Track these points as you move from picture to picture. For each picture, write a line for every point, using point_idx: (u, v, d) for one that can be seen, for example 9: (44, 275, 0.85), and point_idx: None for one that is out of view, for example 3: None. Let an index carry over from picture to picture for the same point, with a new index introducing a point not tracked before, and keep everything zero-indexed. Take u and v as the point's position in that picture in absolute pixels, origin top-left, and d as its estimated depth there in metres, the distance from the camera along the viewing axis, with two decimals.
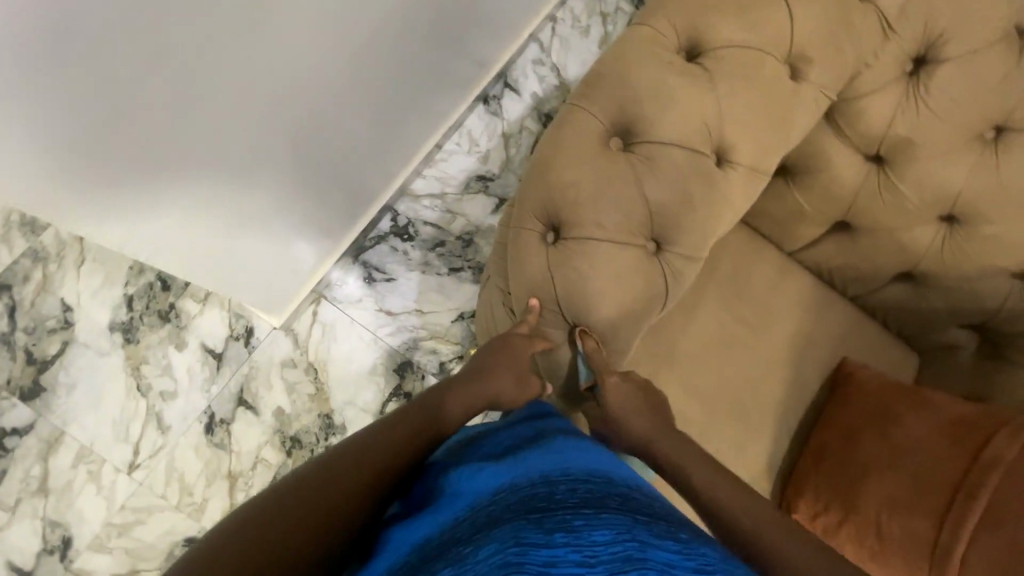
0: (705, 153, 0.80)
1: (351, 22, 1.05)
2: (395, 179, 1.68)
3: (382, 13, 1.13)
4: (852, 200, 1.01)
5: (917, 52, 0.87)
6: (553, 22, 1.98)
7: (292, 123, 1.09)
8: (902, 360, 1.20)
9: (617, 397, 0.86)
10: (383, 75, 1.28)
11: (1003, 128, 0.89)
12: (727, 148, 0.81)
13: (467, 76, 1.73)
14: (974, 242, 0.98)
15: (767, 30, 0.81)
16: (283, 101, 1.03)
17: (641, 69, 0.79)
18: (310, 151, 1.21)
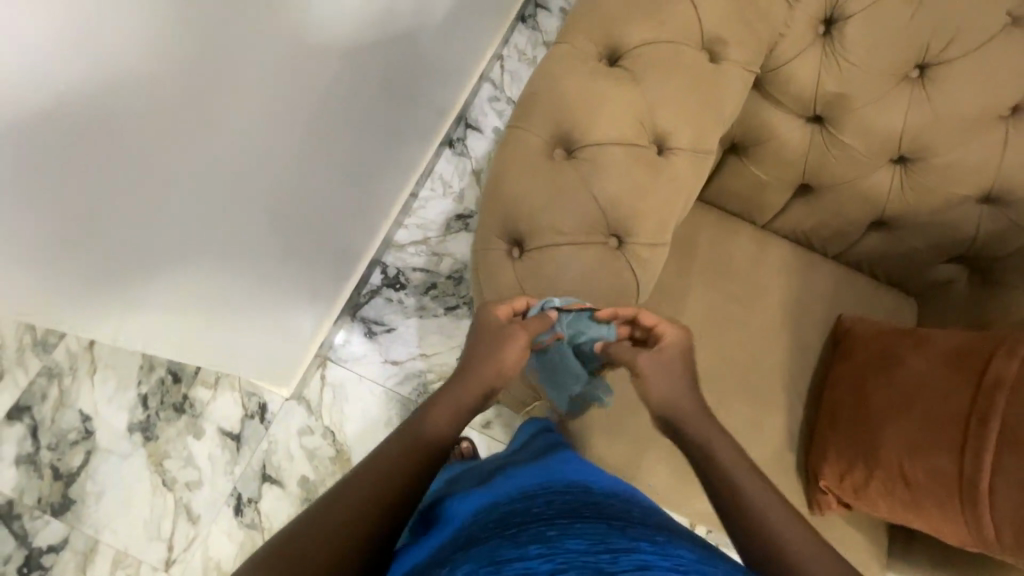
0: (645, 144, 0.85)
1: (314, 100, 1.13)
2: (377, 234, 1.74)
3: (342, 87, 1.21)
4: (804, 161, 1.06)
5: (825, 15, 0.91)
6: (501, 60, 2.12)
7: (268, 202, 1.16)
8: (899, 307, 1.20)
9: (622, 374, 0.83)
10: (349, 142, 1.36)
11: (925, 66, 0.92)
12: (666, 136, 0.85)
13: (429, 124, 1.82)
14: (931, 177, 0.99)
15: (678, 24, 0.86)
16: (257, 184, 1.09)
17: (568, 82, 0.84)
18: (290, 224, 1.27)
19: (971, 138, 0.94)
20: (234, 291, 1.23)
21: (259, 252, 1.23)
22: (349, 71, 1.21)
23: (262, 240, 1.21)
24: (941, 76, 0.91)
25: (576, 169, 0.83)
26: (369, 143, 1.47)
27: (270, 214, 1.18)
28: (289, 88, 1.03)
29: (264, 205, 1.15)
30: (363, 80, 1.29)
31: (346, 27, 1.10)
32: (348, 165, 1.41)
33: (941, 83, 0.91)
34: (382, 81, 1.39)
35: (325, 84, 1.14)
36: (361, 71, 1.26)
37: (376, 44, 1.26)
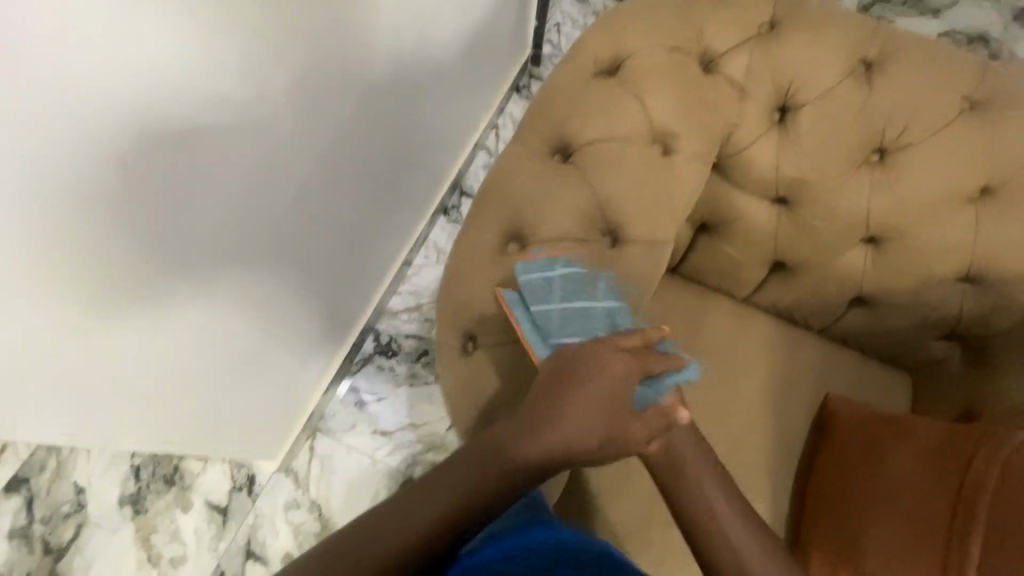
0: (596, 238, 0.86)
1: (347, 164, 1.10)
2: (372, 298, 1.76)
3: (375, 148, 1.19)
4: (774, 241, 1.05)
5: (776, 103, 0.92)
6: (496, 129, 2.19)
7: (301, 270, 1.13)
8: (888, 384, 1.15)
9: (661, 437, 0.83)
10: (375, 200, 1.33)
11: (884, 149, 0.91)
12: (617, 228, 0.87)
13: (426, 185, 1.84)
14: (904, 257, 0.96)
15: (628, 120, 0.88)
16: (295, 255, 1.07)
17: (521, 179, 0.87)
18: (316, 286, 1.24)
19: (939, 220, 0.92)
20: (262, 364, 1.22)
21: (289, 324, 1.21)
22: (383, 129, 1.18)
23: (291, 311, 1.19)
24: (900, 160, 0.90)
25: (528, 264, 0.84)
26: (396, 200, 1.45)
27: (300, 284, 1.16)
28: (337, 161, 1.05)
29: (297, 275, 1.12)
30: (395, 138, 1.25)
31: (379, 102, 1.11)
32: (372, 223, 1.37)
33: (900, 167, 0.90)
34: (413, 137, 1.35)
35: (359, 147, 1.11)
36: (394, 128, 1.23)
37: (409, 102, 1.23)
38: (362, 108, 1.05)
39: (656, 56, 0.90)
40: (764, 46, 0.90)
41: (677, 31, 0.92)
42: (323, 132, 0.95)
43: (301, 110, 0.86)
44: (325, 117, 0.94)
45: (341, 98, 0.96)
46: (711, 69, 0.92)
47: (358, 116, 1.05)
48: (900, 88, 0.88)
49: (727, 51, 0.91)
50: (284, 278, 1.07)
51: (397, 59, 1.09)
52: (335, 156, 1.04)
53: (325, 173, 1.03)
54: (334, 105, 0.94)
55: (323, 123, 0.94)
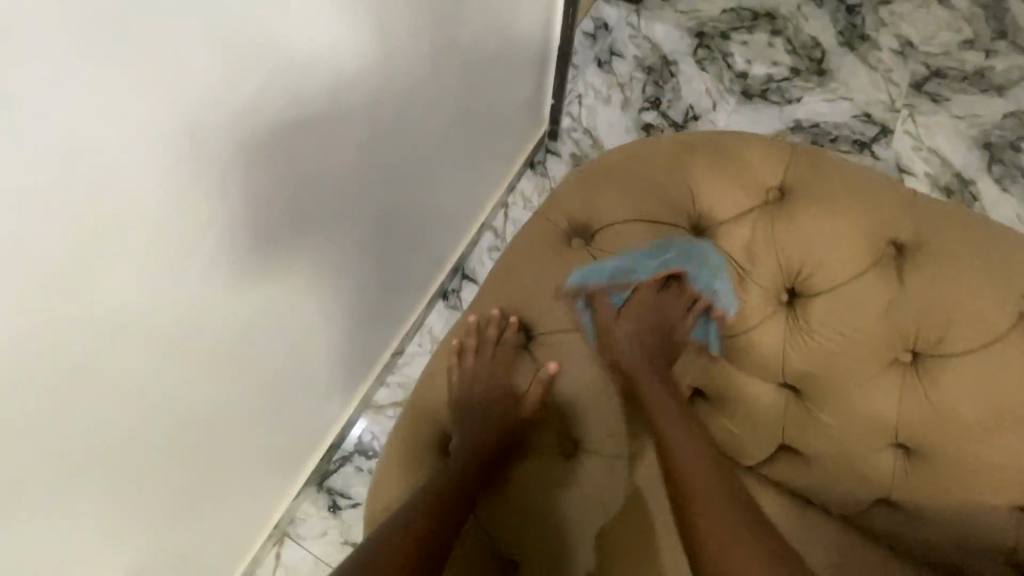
0: (552, 448, 0.75)
1: (355, 217, 0.96)
2: (372, 371, 1.67)
3: (391, 198, 1.04)
4: (782, 427, 0.87)
5: (783, 284, 0.77)
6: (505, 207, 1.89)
7: (284, 349, 1.00)
8: None
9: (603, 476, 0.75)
10: (399, 248, 1.21)
11: (918, 351, 0.74)
12: (578, 436, 0.75)
13: (432, 255, 1.66)
14: (944, 473, 0.78)
15: (596, 308, 0.77)
16: (268, 344, 0.94)
17: (469, 366, 0.77)
18: (319, 347, 1.11)
19: (987, 441, 0.74)
20: (220, 498, 1.08)
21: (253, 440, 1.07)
22: (401, 178, 1.03)
23: (262, 421, 1.06)
24: (935, 369, 0.73)
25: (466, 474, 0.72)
26: (415, 253, 1.31)
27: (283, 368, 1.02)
28: (323, 259, 0.94)
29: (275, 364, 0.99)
30: (418, 182, 1.11)
31: (369, 214, 1.00)
32: (394, 270, 1.26)
33: (936, 376, 0.73)
34: (436, 183, 1.20)
35: (369, 203, 0.98)
36: (413, 175, 1.07)
37: (428, 149, 1.07)
38: (361, 175, 0.90)
39: (638, 226, 0.78)
40: (770, 220, 0.76)
41: (665, 195, 0.79)
42: (304, 205, 0.81)
43: (347, 169, 0.85)
44: (302, 195, 0.79)
45: (327, 169, 0.81)
46: (704, 241, 0.78)
47: (362, 175, 0.90)
48: (941, 285, 0.71)
49: (724, 221, 0.77)
50: (256, 375, 0.96)
51: (407, 113, 0.92)
52: (332, 218, 0.90)
53: (316, 242, 0.90)
54: (311, 181, 0.79)
55: (299, 204, 0.79)
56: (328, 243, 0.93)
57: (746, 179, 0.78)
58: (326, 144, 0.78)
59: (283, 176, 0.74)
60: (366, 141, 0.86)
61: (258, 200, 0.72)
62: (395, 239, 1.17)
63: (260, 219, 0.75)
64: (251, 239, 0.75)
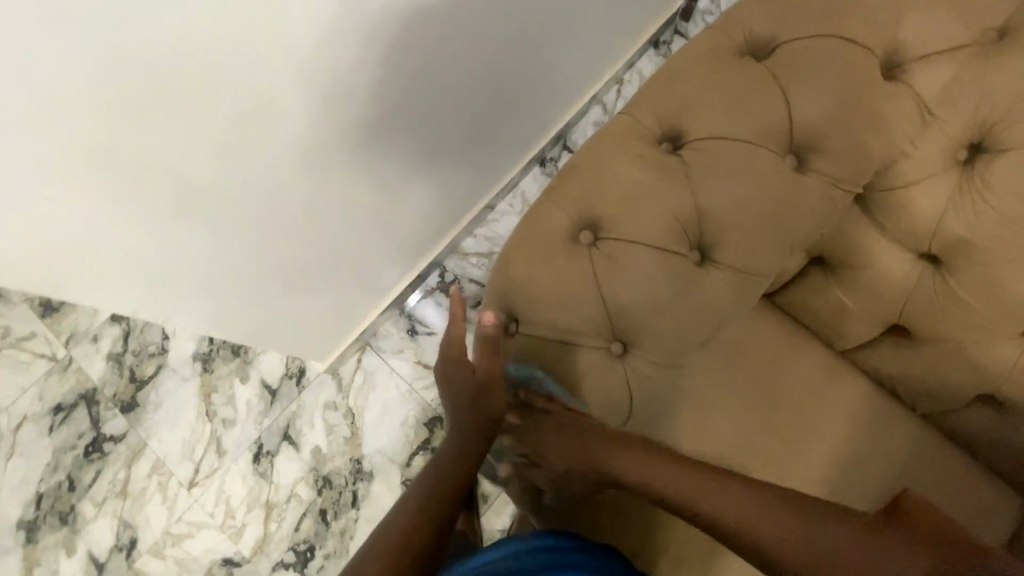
0: (680, 252, 0.74)
1: (458, 98, 1.11)
2: (456, 227, 1.73)
3: (488, 89, 1.18)
4: (903, 302, 0.86)
5: (969, 140, 0.72)
6: (620, 83, 1.79)
7: (379, 164, 1.07)
8: (992, 505, 0.95)
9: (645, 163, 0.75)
10: (501, 84, 1.22)
11: None
12: (711, 248, 0.74)
13: (546, 114, 1.62)
14: None
15: (761, 121, 0.72)
16: (380, 155, 1.04)
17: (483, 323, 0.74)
18: (406, 186, 1.24)
19: None
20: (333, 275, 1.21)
21: (339, 224, 1.15)
22: (501, 72, 1.17)
23: (353, 210, 1.14)
24: None
25: (593, 259, 0.74)
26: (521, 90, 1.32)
27: (378, 173, 1.09)
28: (459, 36, 0.95)
29: (377, 169, 1.08)
30: (514, 79, 1.24)
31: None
32: (479, 147, 1.40)
33: None
34: (532, 77, 1.32)
35: (472, 88, 1.12)
36: (513, 71, 1.21)
37: (528, 48, 1.19)
38: None
39: (831, 46, 0.71)
40: (980, 62, 0.69)
41: (867, 16, 0.71)
42: (432, 68, 0.95)
43: None
44: (434, 59, 0.94)
45: (453, 47, 0.96)
46: (896, 79, 0.72)
47: (472, 61, 1.04)
48: None
49: (928, 55, 0.70)
50: (360, 162, 1.02)
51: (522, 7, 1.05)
52: (443, 95, 1.05)
53: (428, 108, 1.05)
54: (443, 46, 0.93)
55: (429, 67, 0.94)
56: (470, 25, 0.96)
57: (961, 14, 0.70)
58: (460, 18, 0.92)
59: (432, 32, 0.88)
60: (483, 25, 0.98)
61: (415, 46, 0.87)
62: (517, 47, 1.15)
63: (404, 54, 0.87)
64: (398, 79, 0.90)
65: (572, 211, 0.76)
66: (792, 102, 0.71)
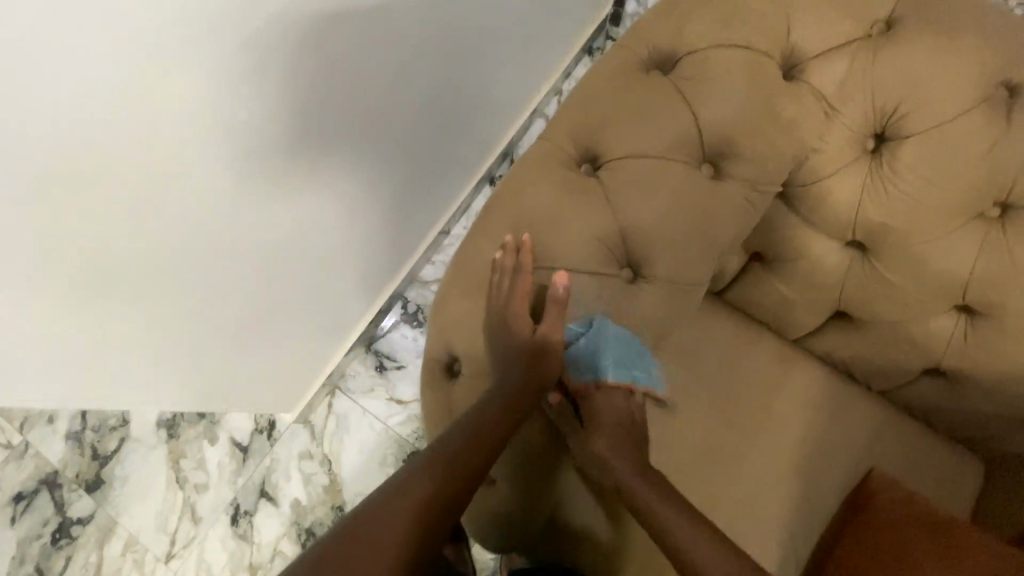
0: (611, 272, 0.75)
1: (401, 118, 1.08)
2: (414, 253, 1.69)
3: (430, 105, 1.15)
4: (839, 289, 0.87)
5: (872, 130, 0.73)
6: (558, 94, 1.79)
7: (321, 199, 1.03)
8: (953, 475, 0.97)
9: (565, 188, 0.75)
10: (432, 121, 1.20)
11: (1008, 204, 0.71)
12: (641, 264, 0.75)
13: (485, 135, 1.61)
14: (1002, 336, 0.79)
15: (671, 135, 0.73)
16: (318, 191, 1.00)
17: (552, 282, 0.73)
18: (352, 220, 1.20)
19: None
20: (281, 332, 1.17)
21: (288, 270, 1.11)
22: (442, 87, 1.14)
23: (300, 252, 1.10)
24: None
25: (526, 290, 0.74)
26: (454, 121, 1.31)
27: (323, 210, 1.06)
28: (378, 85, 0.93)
29: (321, 207, 1.05)
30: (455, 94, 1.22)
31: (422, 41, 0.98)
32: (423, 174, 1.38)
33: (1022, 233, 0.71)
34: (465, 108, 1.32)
35: (414, 107, 1.09)
36: (455, 85, 1.18)
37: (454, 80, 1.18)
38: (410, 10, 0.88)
39: (729, 52, 0.72)
40: (871, 53, 0.71)
41: (759, 20, 0.72)
42: (371, 90, 0.92)
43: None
44: (372, 81, 0.90)
45: (390, 66, 0.92)
46: (795, 78, 0.73)
47: (411, 77, 1.01)
48: None
49: (821, 53, 0.72)
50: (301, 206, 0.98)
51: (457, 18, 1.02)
52: (383, 117, 1.02)
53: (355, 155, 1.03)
54: (380, 65, 0.89)
55: (366, 91, 0.91)
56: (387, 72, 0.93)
57: (848, 10, 0.72)
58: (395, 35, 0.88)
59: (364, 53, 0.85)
60: (419, 39, 0.95)
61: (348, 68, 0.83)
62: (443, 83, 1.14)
63: (335, 91, 0.84)
64: (337, 105, 0.86)
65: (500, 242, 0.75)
66: (699, 112, 0.72)
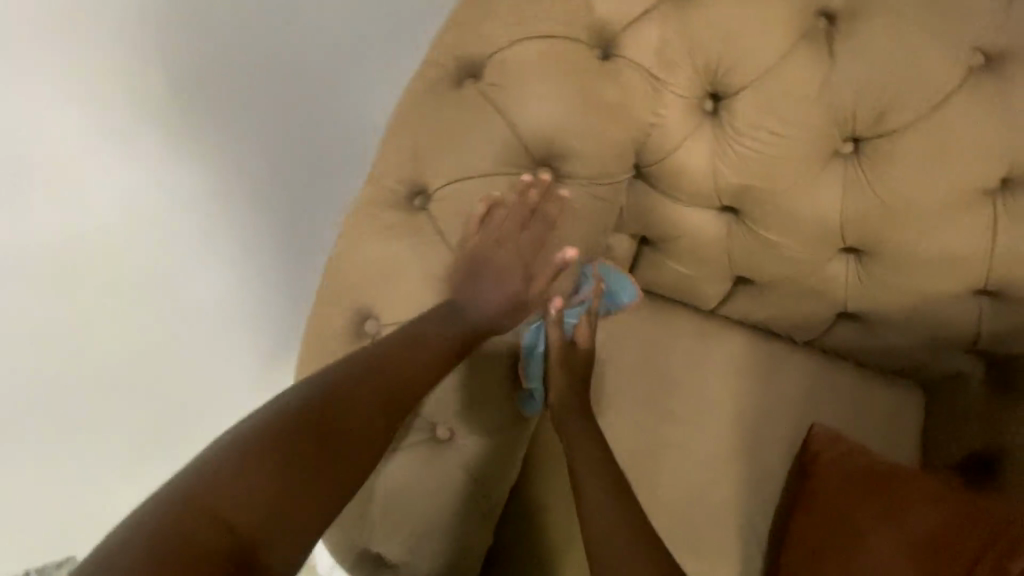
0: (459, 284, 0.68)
1: (258, 107, 0.80)
2: None
3: (309, 93, 0.83)
4: (726, 256, 0.82)
5: (703, 91, 0.67)
6: None
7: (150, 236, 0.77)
8: (894, 415, 0.93)
9: (397, 230, 0.67)
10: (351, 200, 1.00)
11: (859, 138, 0.66)
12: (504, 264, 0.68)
13: None
14: (894, 272, 0.74)
15: (491, 146, 0.66)
16: (146, 223, 0.76)
17: (472, 237, 0.67)
18: (228, 295, 0.86)
19: (945, 228, 0.68)
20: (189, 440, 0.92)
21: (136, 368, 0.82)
22: (325, 65, 0.83)
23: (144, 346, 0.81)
24: (879, 152, 0.65)
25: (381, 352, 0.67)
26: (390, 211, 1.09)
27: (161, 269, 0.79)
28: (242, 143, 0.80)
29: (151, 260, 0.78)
30: (350, 74, 0.85)
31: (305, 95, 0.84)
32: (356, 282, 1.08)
33: (880, 165, 0.66)
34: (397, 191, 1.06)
35: (277, 93, 0.81)
36: (348, 62, 0.84)
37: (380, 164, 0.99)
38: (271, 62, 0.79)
39: (531, 45, 0.65)
40: (679, 13, 0.64)
41: (555, 6, 0.66)
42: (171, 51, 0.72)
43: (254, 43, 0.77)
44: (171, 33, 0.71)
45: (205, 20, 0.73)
46: (610, 57, 0.67)
47: (253, 43, 0.77)
48: (879, 55, 0.61)
49: (629, 22, 0.65)
50: (117, 249, 0.76)
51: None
52: (221, 102, 0.77)
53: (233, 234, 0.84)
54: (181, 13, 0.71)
55: (189, 71, 0.73)
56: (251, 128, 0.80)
57: None
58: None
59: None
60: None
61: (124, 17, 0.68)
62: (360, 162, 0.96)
63: (173, 150, 0.76)
64: (121, 71, 0.70)
65: (346, 303, 0.68)
66: (513, 116, 0.65)
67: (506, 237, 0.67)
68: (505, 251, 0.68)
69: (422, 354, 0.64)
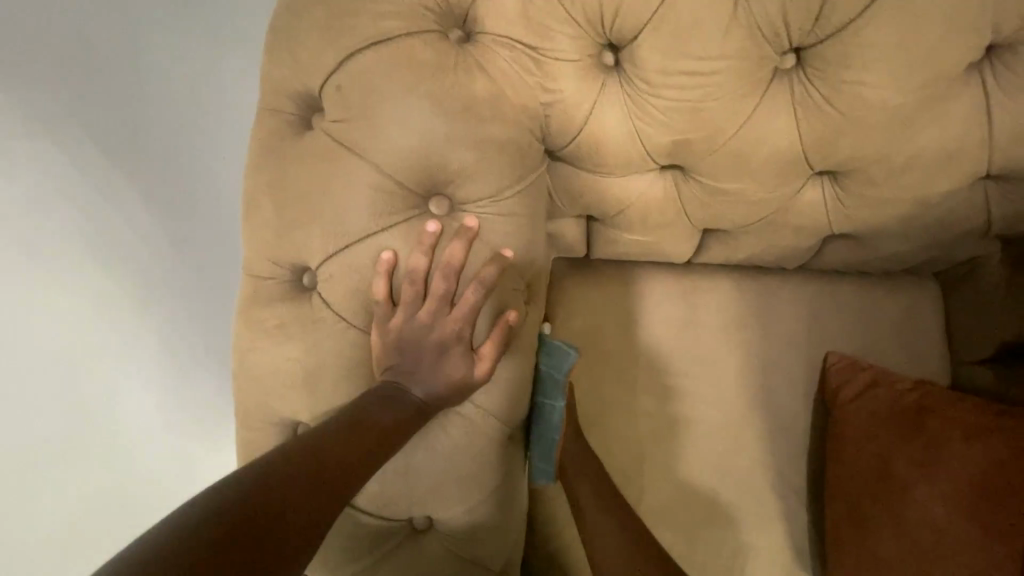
0: (395, 363, 0.57)
1: (115, 177, 0.64)
2: None
3: (172, 153, 0.67)
4: (684, 214, 0.68)
5: (598, 46, 0.54)
6: None
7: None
8: (909, 320, 0.83)
9: (296, 320, 0.57)
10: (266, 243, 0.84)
11: (800, 48, 0.53)
12: (444, 329, 0.56)
13: None
14: (880, 182, 0.62)
15: (363, 194, 0.53)
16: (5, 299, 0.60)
17: (392, 322, 0.55)
18: (135, 386, 0.72)
19: (928, 124, 0.57)
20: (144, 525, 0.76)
21: (12, 495, 0.64)
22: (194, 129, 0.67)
23: (27, 467, 0.65)
24: (828, 59, 0.53)
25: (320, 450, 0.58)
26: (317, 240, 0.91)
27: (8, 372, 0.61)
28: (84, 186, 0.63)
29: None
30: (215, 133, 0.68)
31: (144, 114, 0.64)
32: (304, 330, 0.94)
33: (834, 74, 0.53)
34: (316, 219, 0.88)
35: (131, 156, 0.65)
36: (224, 124, 0.69)
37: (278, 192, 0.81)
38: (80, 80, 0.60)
39: (368, 58, 0.51)
40: None
41: None
42: None
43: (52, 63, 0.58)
44: None
45: (32, 71, 0.58)
46: (472, 39, 0.53)
47: (88, 93, 0.61)
48: None
49: None
50: None
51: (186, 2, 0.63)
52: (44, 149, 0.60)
53: (121, 302, 0.68)
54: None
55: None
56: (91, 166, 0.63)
57: None
58: (17, 15, 0.56)
59: None
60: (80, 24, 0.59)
61: None
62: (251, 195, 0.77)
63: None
64: None
65: (272, 416, 0.59)
66: (376, 151, 0.52)
67: (437, 317, 0.56)
68: (438, 332, 0.56)
69: (356, 442, 0.53)
